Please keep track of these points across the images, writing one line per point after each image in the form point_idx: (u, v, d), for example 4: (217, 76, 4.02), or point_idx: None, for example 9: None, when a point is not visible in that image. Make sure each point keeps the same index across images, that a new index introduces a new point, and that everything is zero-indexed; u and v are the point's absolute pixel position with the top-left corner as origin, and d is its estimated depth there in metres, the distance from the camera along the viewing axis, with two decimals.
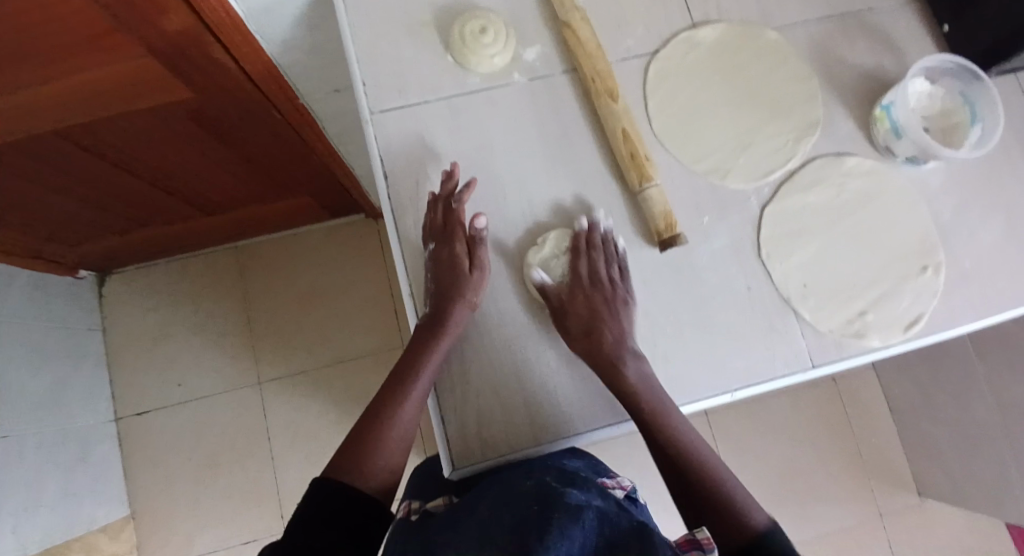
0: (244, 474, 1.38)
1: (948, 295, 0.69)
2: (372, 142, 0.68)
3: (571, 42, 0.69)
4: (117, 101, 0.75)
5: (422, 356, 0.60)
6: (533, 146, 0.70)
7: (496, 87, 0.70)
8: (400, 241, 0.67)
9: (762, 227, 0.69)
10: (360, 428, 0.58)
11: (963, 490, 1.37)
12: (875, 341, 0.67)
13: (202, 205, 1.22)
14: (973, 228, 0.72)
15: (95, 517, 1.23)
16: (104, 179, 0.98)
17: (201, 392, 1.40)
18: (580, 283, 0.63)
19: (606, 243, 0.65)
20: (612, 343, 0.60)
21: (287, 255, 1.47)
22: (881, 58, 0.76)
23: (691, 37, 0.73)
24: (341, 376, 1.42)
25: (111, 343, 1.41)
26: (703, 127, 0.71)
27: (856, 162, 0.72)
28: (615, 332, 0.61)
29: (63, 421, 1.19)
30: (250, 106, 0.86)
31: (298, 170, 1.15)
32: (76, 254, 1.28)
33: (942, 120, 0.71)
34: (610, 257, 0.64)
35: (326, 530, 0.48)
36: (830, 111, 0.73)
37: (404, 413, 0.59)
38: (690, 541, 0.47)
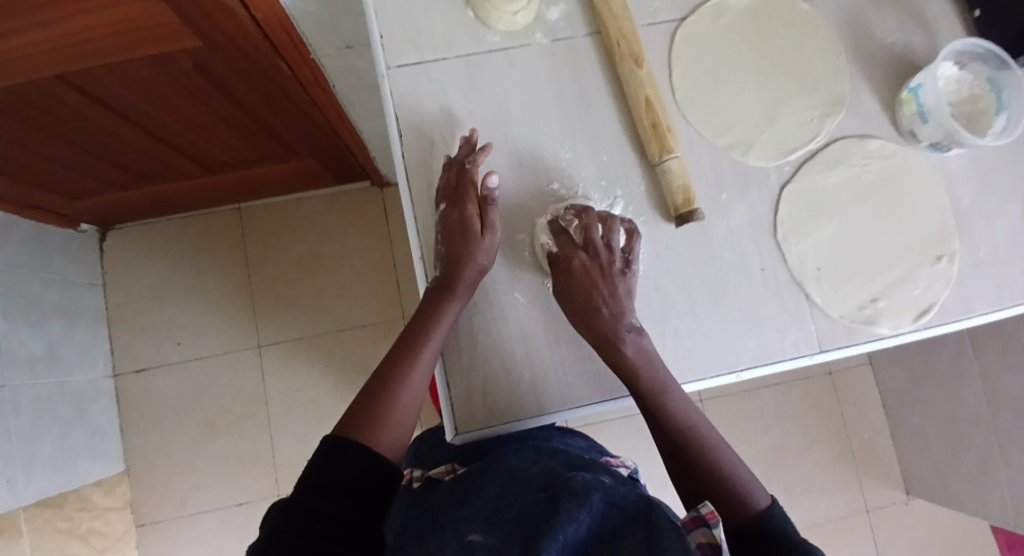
0: (239, 437, 1.38)
1: (964, 284, 0.68)
2: (387, 97, 0.66)
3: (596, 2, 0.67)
4: (121, 46, 0.73)
5: (432, 318, 0.59)
6: (550, 110, 0.68)
7: (516, 47, 0.68)
8: (411, 201, 0.65)
9: (781, 206, 0.67)
10: (371, 387, 0.56)
11: (950, 486, 1.39)
12: (885, 328, 0.66)
13: (205, 163, 1.20)
14: (994, 217, 0.70)
15: (89, 471, 1.23)
16: (107, 130, 0.96)
17: (199, 353, 1.40)
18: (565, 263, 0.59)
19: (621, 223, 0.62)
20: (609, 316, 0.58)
21: (290, 219, 1.45)
22: (914, 36, 0.73)
23: (721, 4, 0.71)
24: (340, 344, 1.42)
25: (111, 298, 1.40)
26: (728, 98, 0.69)
27: (880, 145, 0.70)
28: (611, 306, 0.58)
29: (60, 375, 1.18)
30: (257, 58, 0.83)
31: (305, 131, 1.13)
32: (78, 206, 1.26)
33: (968, 105, 0.70)
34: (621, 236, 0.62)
35: (339, 490, 0.47)
36: (857, 90, 0.71)
37: (417, 373, 0.57)
38: (695, 519, 0.43)
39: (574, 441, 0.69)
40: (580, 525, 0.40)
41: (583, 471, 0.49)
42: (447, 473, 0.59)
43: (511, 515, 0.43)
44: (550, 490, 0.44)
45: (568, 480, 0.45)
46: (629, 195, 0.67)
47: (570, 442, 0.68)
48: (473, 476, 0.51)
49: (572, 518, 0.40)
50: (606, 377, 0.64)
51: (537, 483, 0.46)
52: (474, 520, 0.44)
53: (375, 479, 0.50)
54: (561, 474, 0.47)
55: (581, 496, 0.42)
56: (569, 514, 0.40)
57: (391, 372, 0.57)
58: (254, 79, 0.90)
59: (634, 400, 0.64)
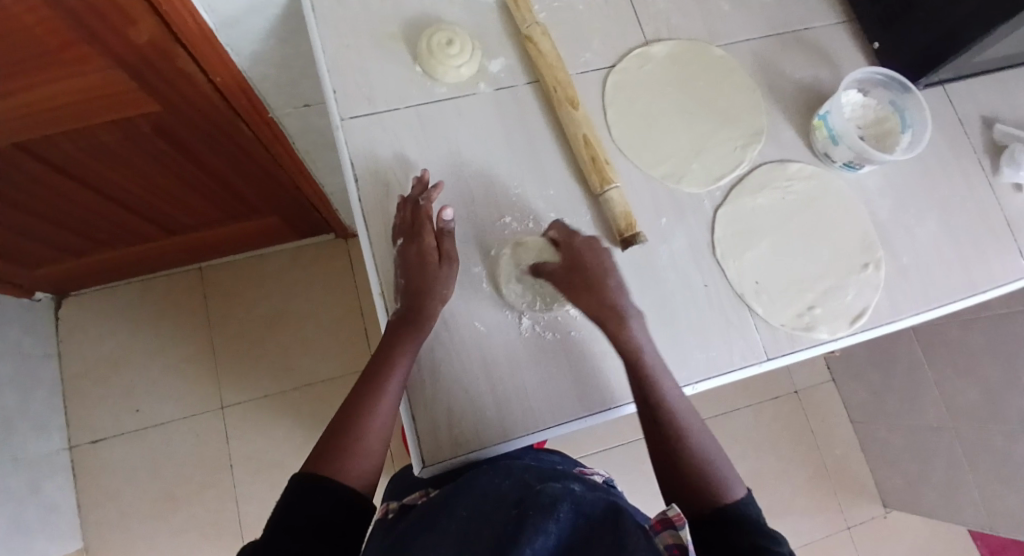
0: (205, 505, 1.33)
1: (890, 289, 0.74)
2: (343, 147, 0.70)
3: (533, 54, 0.73)
4: (82, 112, 0.75)
5: (396, 349, 0.60)
6: (498, 152, 0.73)
7: (462, 97, 0.73)
8: (370, 240, 0.68)
9: (716, 227, 0.73)
10: (338, 423, 0.57)
11: (921, 494, 1.43)
12: (824, 333, 0.71)
13: (167, 225, 1.21)
14: (910, 226, 0.77)
15: (43, 553, 1.16)
16: (66, 195, 0.97)
17: (161, 419, 1.36)
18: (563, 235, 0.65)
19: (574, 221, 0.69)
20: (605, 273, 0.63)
21: (254, 276, 1.45)
22: (819, 72, 0.82)
23: (645, 52, 0.78)
24: (310, 399, 1.40)
25: (66, 368, 1.36)
26: (660, 133, 0.76)
27: (799, 167, 0.77)
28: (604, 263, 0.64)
29: (13, 450, 1.13)
30: (217, 120, 0.87)
31: (269, 189, 1.16)
32: (33, 275, 1.24)
33: (875, 127, 0.77)
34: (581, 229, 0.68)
35: (306, 526, 0.48)
36: (774, 120, 0.79)
37: (384, 403, 0.58)
38: (662, 522, 0.45)
39: (550, 456, 0.71)
40: (548, 537, 0.41)
41: (553, 483, 0.51)
42: (420, 497, 0.61)
43: (484, 536, 0.44)
44: (521, 507, 0.45)
45: (537, 495, 0.46)
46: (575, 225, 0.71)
47: (546, 458, 0.70)
48: (447, 500, 0.52)
49: (540, 531, 0.41)
50: (568, 397, 0.66)
51: (508, 501, 0.47)
52: (447, 544, 0.44)
53: (340, 509, 0.51)
54: (532, 490, 0.49)
55: (549, 509, 0.43)
56: (537, 527, 0.41)
57: (358, 405, 0.58)
58: (216, 141, 0.93)
59: (596, 418, 0.66)
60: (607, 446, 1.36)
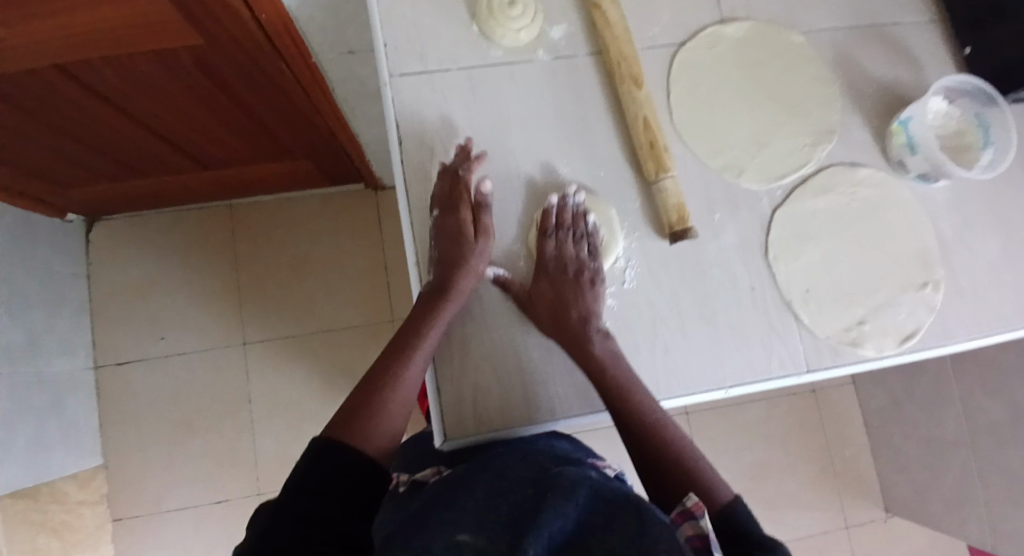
0: (219, 436, 1.37)
1: (945, 311, 0.71)
2: (388, 106, 0.67)
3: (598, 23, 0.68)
4: (122, 39, 0.73)
5: (424, 323, 0.60)
6: (550, 125, 0.69)
7: (519, 63, 0.69)
8: (409, 206, 0.66)
9: (772, 228, 0.69)
10: (362, 390, 0.56)
11: (926, 505, 1.42)
12: (870, 350, 0.68)
13: (199, 159, 1.19)
14: (975, 247, 0.73)
15: (65, 464, 1.22)
16: (103, 121, 0.96)
17: (184, 350, 1.39)
18: (549, 266, 0.63)
19: (575, 211, 0.64)
20: (578, 320, 0.61)
21: (282, 218, 1.45)
22: (903, 70, 0.76)
23: (718, 31, 0.73)
24: (329, 346, 1.41)
25: (95, 291, 1.39)
26: (723, 122, 0.71)
27: (868, 173, 0.72)
28: (582, 309, 0.61)
29: (40, 366, 1.17)
30: (258, 58, 0.84)
31: (303, 133, 1.13)
32: (67, 197, 1.25)
33: (955, 139, 0.72)
34: (580, 237, 0.64)
35: (331, 498, 0.47)
36: (847, 119, 0.73)
37: (409, 376, 0.58)
38: (683, 513, 0.46)
39: (565, 443, 0.71)
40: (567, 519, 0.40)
41: (569, 469, 0.50)
42: (432, 476, 0.59)
43: (503, 515, 0.43)
44: (540, 490, 0.45)
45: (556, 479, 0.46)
46: (619, 211, 0.68)
47: (560, 445, 0.69)
48: (462, 478, 0.52)
49: (559, 512, 0.40)
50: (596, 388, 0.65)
51: (526, 484, 0.47)
52: (464, 519, 0.44)
53: (365, 485, 0.50)
54: (549, 476, 0.48)
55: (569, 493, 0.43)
56: (557, 508, 0.41)
57: (383, 376, 0.57)
58: (255, 80, 0.90)
59: None
60: None
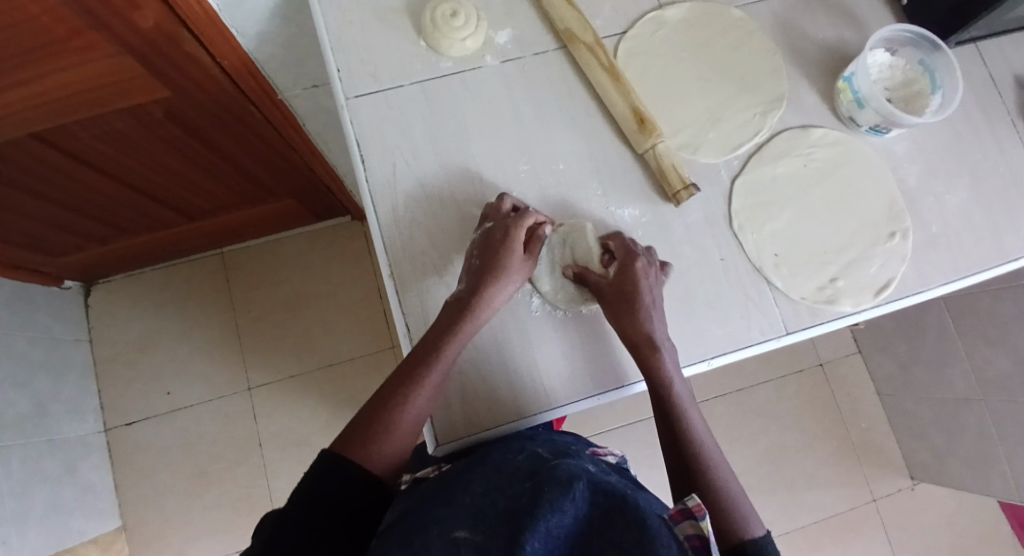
0: (234, 482, 1.36)
1: (917, 259, 0.71)
2: (348, 126, 0.69)
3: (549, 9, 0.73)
4: (92, 102, 0.75)
5: (451, 337, 0.59)
6: (506, 126, 0.71)
7: (468, 71, 0.72)
8: (379, 221, 0.67)
9: (733, 199, 0.70)
10: (380, 398, 0.56)
11: (949, 466, 1.40)
12: (846, 306, 0.68)
13: (186, 210, 1.22)
14: (940, 194, 0.74)
15: (84, 529, 1.22)
16: (85, 183, 0.98)
17: (190, 400, 1.39)
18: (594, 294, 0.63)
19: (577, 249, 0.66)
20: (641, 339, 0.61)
21: (271, 258, 1.47)
22: (844, 32, 0.78)
23: (657, 17, 0.75)
24: (332, 379, 1.42)
25: (99, 353, 1.40)
26: (675, 102, 0.73)
27: (822, 133, 0.74)
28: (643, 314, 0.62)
29: (50, 433, 1.18)
30: (227, 102, 0.86)
31: (282, 171, 1.15)
32: (61, 263, 1.27)
33: (904, 89, 0.73)
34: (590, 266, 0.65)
35: (330, 508, 0.48)
36: (795, 85, 0.75)
37: (427, 393, 0.57)
38: (681, 511, 0.45)
39: (563, 435, 0.71)
40: (564, 515, 0.40)
41: (567, 459, 0.50)
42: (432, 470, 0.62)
43: (498, 511, 0.43)
44: (536, 481, 0.45)
45: (552, 469, 0.46)
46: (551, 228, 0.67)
47: (558, 436, 0.70)
48: (459, 471, 0.51)
49: (556, 508, 0.40)
50: (579, 377, 0.66)
51: (522, 474, 0.47)
52: (460, 515, 0.44)
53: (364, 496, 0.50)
54: (545, 464, 0.48)
55: (565, 486, 0.42)
56: (553, 504, 0.40)
57: (403, 387, 0.57)
58: (226, 124, 0.92)
59: (608, 397, 0.66)
60: (627, 421, 1.37)
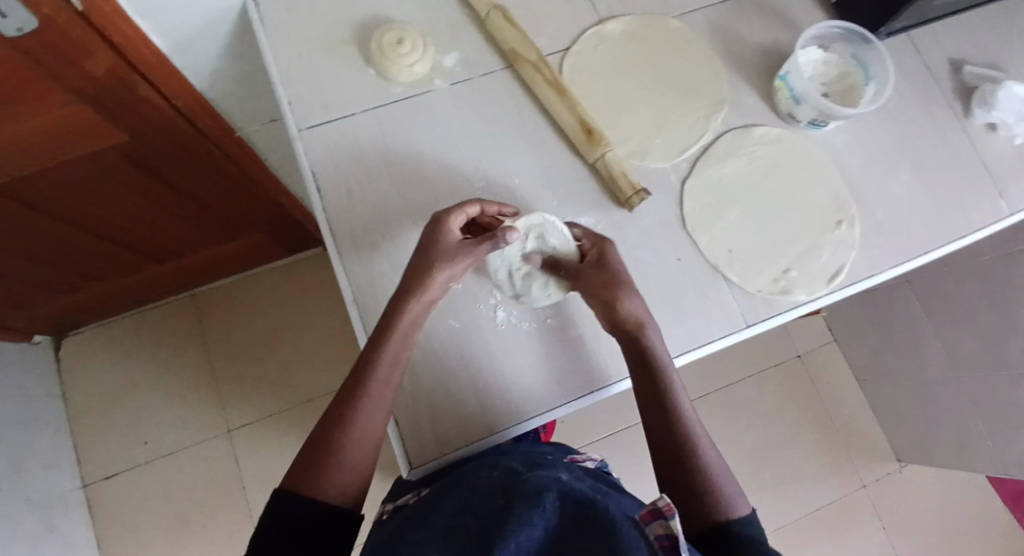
0: (222, 526, 1.33)
1: (866, 244, 0.74)
2: (303, 158, 0.70)
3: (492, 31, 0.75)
4: (49, 153, 0.75)
5: (384, 342, 0.57)
6: (460, 145, 0.72)
7: (418, 95, 0.73)
8: (338, 247, 0.68)
9: (684, 201, 0.72)
10: (326, 421, 0.56)
11: (932, 446, 1.43)
12: (801, 295, 0.70)
13: (154, 254, 1.21)
14: (882, 180, 0.77)
15: None
16: (47, 235, 0.97)
17: (170, 446, 1.37)
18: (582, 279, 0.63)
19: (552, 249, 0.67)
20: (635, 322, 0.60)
21: (243, 295, 1.46)
22: (778, 34, 0.81)
23: (599, 31, 0.78)
24: (314, 411, 1.40)
25: (72, 407, 1.37)
26: (622, 111, 0.75)
27: (764, 131, 0.76)
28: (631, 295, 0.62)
29: (27, 491, 1.14)
30: (186, 143, 0.87)
31: (249, 206, 1.16)
32: (29, 317, 1.25)
33: (838, 83, 0.77)
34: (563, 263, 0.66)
35: (290, 540, 0.49)
36: (735, 87, 0.78)
37: (368, 407, 0.56)
38: (652, 511, 0.45)
39: (542, 446, 0.72)
40: (534, 529, 0.41)
41: (539, 470, 0.51)
42: (411, 498, 0.61)
43: (471, 528, 0.43)
44: (507, 496, 0.45)
45: (523, 482, 0.46)
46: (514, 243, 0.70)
47: (536, 447, 0.70)
48: (435, 496, 0.52)
49: (525, 522, 0.41)
50: (549, 386, 0.66)
51: (495, 489, 0.48)
52: (434, 539, 0.44)
53: (328, 523, 0.51)
54: (518, 478, 0.48)
55: (535, 499, 0.43)
56: (522, 518, 0.41)
57: (345, 405, 0.56)
58: (187, 165, 0.93)
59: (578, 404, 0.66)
60: (614, 429, 1.37)
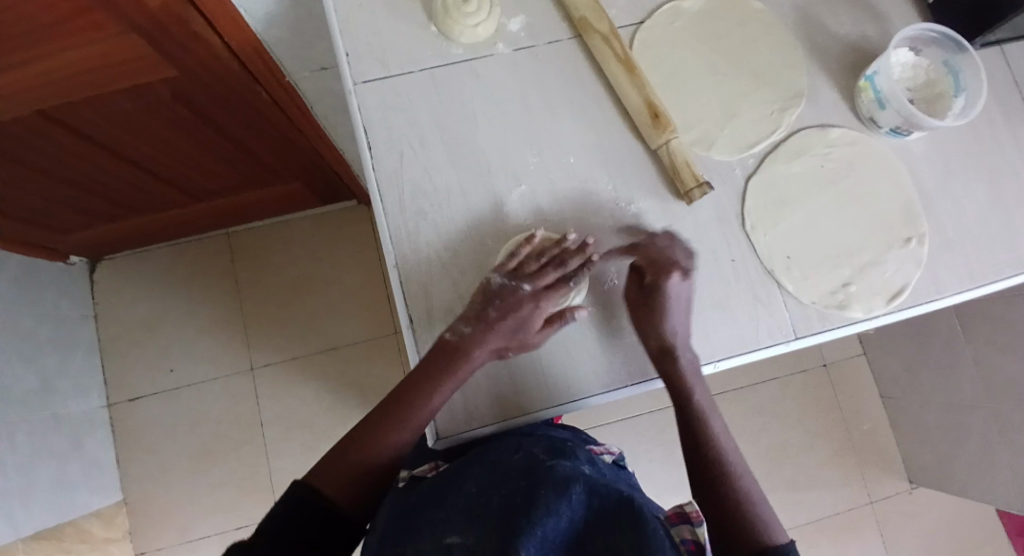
0: (237, 461, 1.37)
1: (932, 265, 0.70)
2: (355, 112, 0.67)
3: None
4: (98, 81, 0.74)
5: (440, 380, 0.59)
6: (517, 115, 0.69)
7: (478, 59, 0.70)
8: (385, 209, 0.66)
9: (747, 200, 0.69)
10: (362, 429, 0.58)
11: (949, 471, 1.39)
12: (858, 312, 0.67)
13: (192, 191, 1.21)
14: (956, 198, 0.72)
15: (87, 503, 1.23)
16: (91, 162, 0.97)
17: (193, 378, 1.40)
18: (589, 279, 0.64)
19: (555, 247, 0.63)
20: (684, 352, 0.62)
21: (275, 241, 1.46)
22: (867, 28, 0.75)
23: (675, 7, 0.73)
24: (335, 362, 1.42)
25: (103, 330, 1.40)
26: (690, 96, 0.71)
27: (841, 133, 0.72)
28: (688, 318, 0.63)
29: (56, 408, 1.19)
30: (234, 84, 0.85)
31: (290, 154, 1.14)
32: (68, 240, 1.27)
33: (926, 90, 0.71)
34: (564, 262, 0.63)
35: (308, 543, 0.49)
36: (814, 82, 0.73)
37: (406, 431, 0.58)
38: (678, 515, 0.49)
39: (561, 432, 0.71)
40: (560, 519, 0.39)
41: (563, 460, 0.49)
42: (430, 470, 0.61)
43: (492, 509, 0.42)
44: (532, 481, 0.44)
45: (547, 470, 0.45)
46: (563, 226, 0.67)
47: (558, 433, 0.69)
48: (455, 474, 0.51)
49: (552, 511, 0.39)
50: (585, 374, 0.65)
51: (518, 473, 0.46)
52: (454, 517, 0.43)
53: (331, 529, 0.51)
54: (541, 464, 0.47)
55: (561, 488, 0.41)
56: (549, 507, 0.39)
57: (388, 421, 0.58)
58: (232, 106, 0.91)
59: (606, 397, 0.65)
60: (625, 415, 1.37)
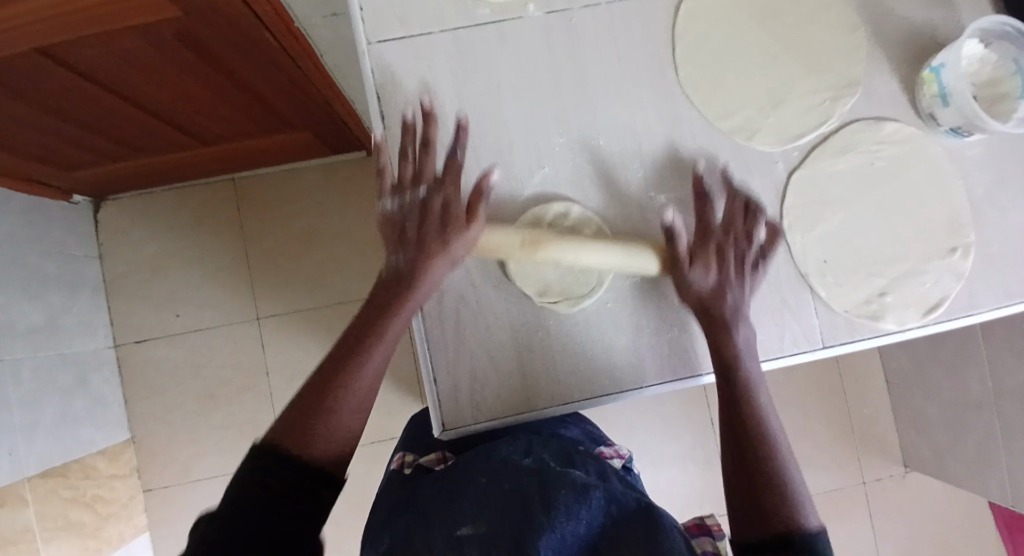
0: (239, 408, 1.38)
1: (973, 279, 0.65)
2: (370, 74, 0.62)
3: None
4: (97, 17, 0.68)
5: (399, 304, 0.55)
6: (545, 87, 0.64)
7: (506, 21, 0.64)
8: None
9: (786, 197, 0.64)
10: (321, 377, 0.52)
11: (946, 465, 1.38)
12: (891, 324, 0.64)
13: (200, 135, 1.16)
14: (1007, 208, 0.67)
15: (93, 440, 1.25)
16: (91, 101, 0.92)
17: (200, 325, 1.39)
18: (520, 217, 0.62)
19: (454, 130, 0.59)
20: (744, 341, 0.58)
21: (284, 191, 1.42)
22: (936, 10, 0.68)
23: None
24: (340, 319, 1.40)
25: (109, 271, 1.39)
26: (735, 78, 0.65)
27: (895, 129, 0.66)
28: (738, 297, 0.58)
29: (61, 346, 1.19)
30: (241, 27, 0.79)
31: (301, 104, 1.10)
32: (72, 178, 1.23)
33: (991, 88, 0.65)
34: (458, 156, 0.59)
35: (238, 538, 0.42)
36: (871, 68, 0.67)
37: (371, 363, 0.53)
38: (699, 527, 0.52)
39: (570, 431, 0.72)
40: (579, 523, 0.42)
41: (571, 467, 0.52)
42: (436, 462, 0.65)
43: (504, 499, 0.45)
44: (544, 480, 0.47)
45: (560, 475, 0.48)
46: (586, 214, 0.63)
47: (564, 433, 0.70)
48: (462, 464, 0.54)
49: (571, 515, 0.42)
50: (601, 372, 0.62)
51: (531, 470, 0.49)
52: (471, 504, 0.45)
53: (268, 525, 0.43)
54: (553, 468, 0.50)
55: (582, 493, 0.45)
56: (569, 510, 0.43)
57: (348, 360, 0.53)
58: (241, 51, 0.85)
59: (621, 399, 0.63)
60: None
